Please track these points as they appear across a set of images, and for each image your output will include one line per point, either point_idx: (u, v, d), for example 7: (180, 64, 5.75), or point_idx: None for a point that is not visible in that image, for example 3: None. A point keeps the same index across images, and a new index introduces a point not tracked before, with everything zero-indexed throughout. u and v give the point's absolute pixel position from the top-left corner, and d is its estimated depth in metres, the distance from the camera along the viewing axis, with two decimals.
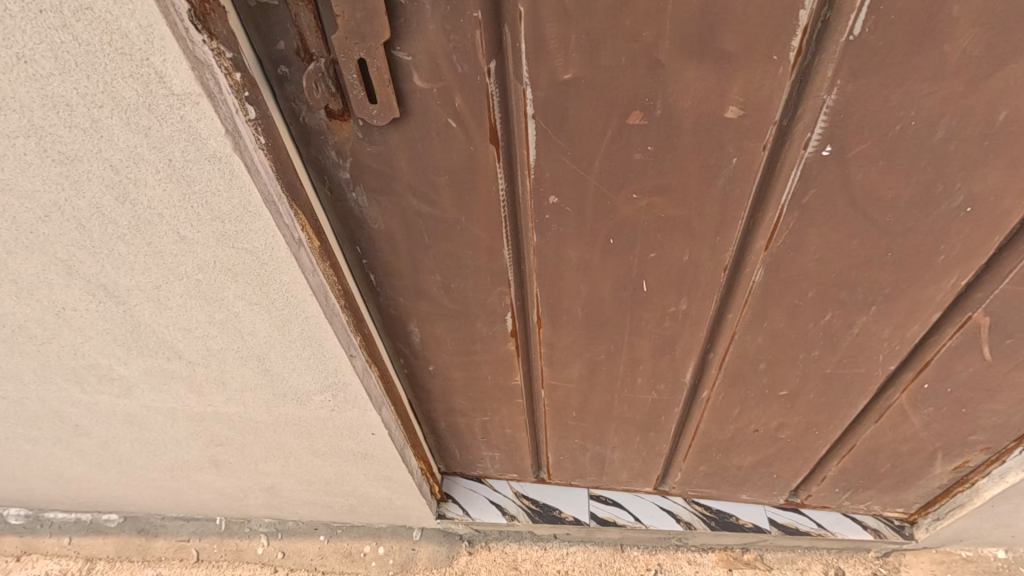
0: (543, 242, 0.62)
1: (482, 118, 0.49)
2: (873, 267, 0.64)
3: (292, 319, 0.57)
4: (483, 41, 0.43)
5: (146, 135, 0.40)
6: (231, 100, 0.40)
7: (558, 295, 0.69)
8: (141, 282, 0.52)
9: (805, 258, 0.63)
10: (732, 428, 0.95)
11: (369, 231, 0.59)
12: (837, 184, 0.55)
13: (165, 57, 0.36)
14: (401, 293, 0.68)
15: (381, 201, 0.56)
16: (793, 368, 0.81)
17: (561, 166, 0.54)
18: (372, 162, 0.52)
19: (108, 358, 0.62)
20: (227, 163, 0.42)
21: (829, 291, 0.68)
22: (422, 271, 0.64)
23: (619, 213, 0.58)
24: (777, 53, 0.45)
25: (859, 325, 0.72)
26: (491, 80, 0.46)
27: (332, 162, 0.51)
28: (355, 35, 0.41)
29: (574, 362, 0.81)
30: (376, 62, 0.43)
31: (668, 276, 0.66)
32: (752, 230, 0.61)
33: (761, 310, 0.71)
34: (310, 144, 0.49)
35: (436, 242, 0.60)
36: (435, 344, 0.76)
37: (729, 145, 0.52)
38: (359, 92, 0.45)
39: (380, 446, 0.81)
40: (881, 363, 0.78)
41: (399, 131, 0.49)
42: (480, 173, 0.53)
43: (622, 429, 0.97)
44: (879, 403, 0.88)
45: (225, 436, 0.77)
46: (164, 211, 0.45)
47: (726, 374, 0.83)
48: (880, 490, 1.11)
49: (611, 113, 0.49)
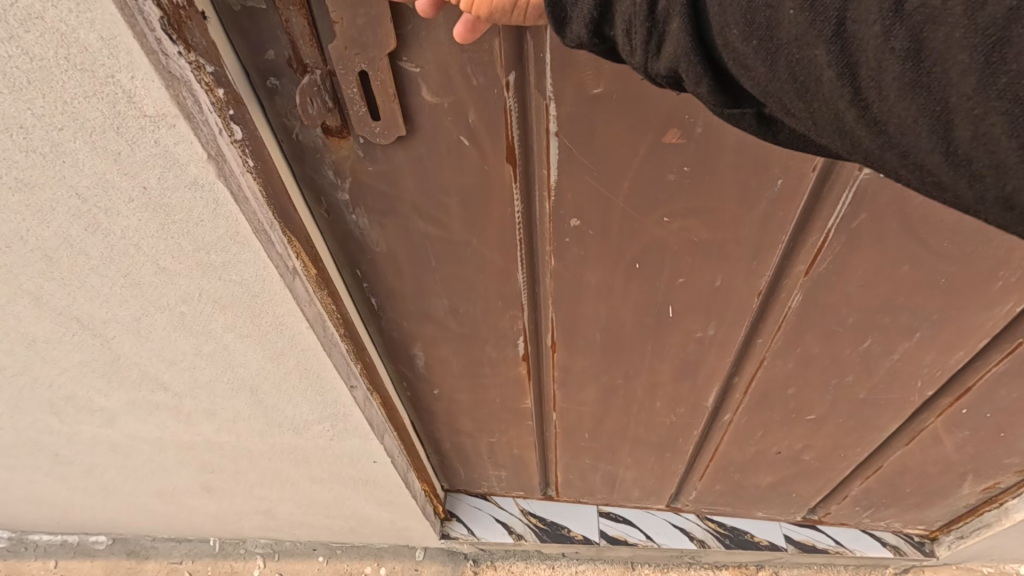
0: (562, 265, 0.58)
1: (497, 136, 0.45)
2: (923, 293, 0.59)
3: (287, 350, 0.54)
4: (501, 51, 0.40)
5: (116, 161, 0.37)
6: (213, 119, 0.37)
7: (576, 319, 0.65)
8: (120, 314, 0.49)
9: (848, 283, 0.58)
10: (753, 449, 0.91)
11: (370, 255, 0.56)
12: (893, 208, 0.50)
13: (134, 74, 0.33)
14: (406, 315, 0.65)
15: (384, 222, 0.53)
16: (824, 394, 0.75)
17: (583, 186, 0.50)
18: (375, 182, 0.49)
19: (88, 389, 0.60)
20: (209, 190, 0.39)
21: (872, 317, 0.62)
22: (429, 292, 0.61)
23: (645, 236, 0.54)
24: None
25: (902, 351, 0.66)
26: (509, 93, 0.42)
27: (328, 182, 0.48)
28: (356, 43, 0.37)
29: (588, 385, 0.77)
30: (379, 75, 0.40)
31: (695, 300, 0.62)
32: (790, 256, 0.56)
33: (794, 337, 0.66)
34: (303, 162, 0.46)
35: (445, 262, 0.57)
36: (441, 367, 0.73)
37: (777, 165, 0.47)
38: (360, 107, 0.42)
39: (381, 472, 0.79)
40: (918, 389, 0.72)
41: (405, 149, 0.46)
42: (495, 192, 0.49)
43: (637, 450, 0.93)
44: (909, 425, 0.82)
45: (214, 463, 0.75)
46: (141, 243, 0.43)
47: (750, 399, 0.78)
48: (902, 509, 1.05)
49: (645, 131, 0.45)
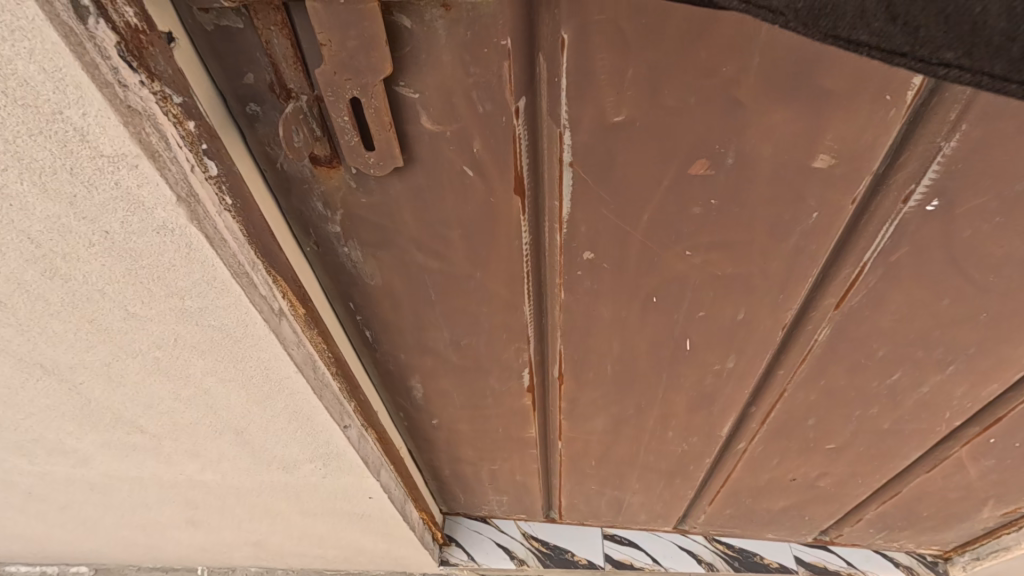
0: (572, 298, 0.55)
1: (506, 165, 0.42)
2: (959, 327, 0.54)
3: (275, 393, 0.53)
4: (512, 75, 0.36)
5: (71, 204, 0.35)
6: (184, 155, 0.34)
7: (586, 350, 0.62)
8: (89, 359, 0.48)
9: (879, 316, 0.54)
10: (767, 477, 0.86)
11: (363, 287, 0.54)
12: (936, 241, 0.46)
13: (84, 111, 0.30)
14: (405, 347, 0.62)
15: (379, 253, 0.50)
16: (846, 425, 0.71)
17: (599, 217, 0.46)
18: (369, 214, 0.46)
19: (58, 432, 0.58)
20: (182, 234, 0.38)
21: (902, 351, 0.58)
22: (428, 324, 0.58)
23: (663, 269, 0.51)
24: (889, 94, 0.36)
25: (932, 383, 0.62)
26: (518, 120, 0.39)
27: (317, 214, 0.46)
28: (349, 69, 0.34)
29: (596, 416, 0.74)
30: (373, 102, 0.36)
31: (715, 334, 0.58)
32: (818, 290, 0.52)
33: (818, 369, 0.62)
34: (290, 193, 0.44)
35: (448, 292, 0.54)
36: (441, 399, 0.71)
37: (811, 197, 0.43)
38: (352, 136, 0.38)
39: (377, 505, 0.77)
40: (946, 420, 0.68)
41: (403, 180, 0.43)
42: (502, 223, 0.46)
43: (644, 476, 0.89)
44: (935, 455, 0.76)
45: (198, 500, 0.73)
46: (106, 288, 0.41)
47: (767, 429, 0.74)
48: (917, 531, 1.00)
49: (669, 162, 0.42)
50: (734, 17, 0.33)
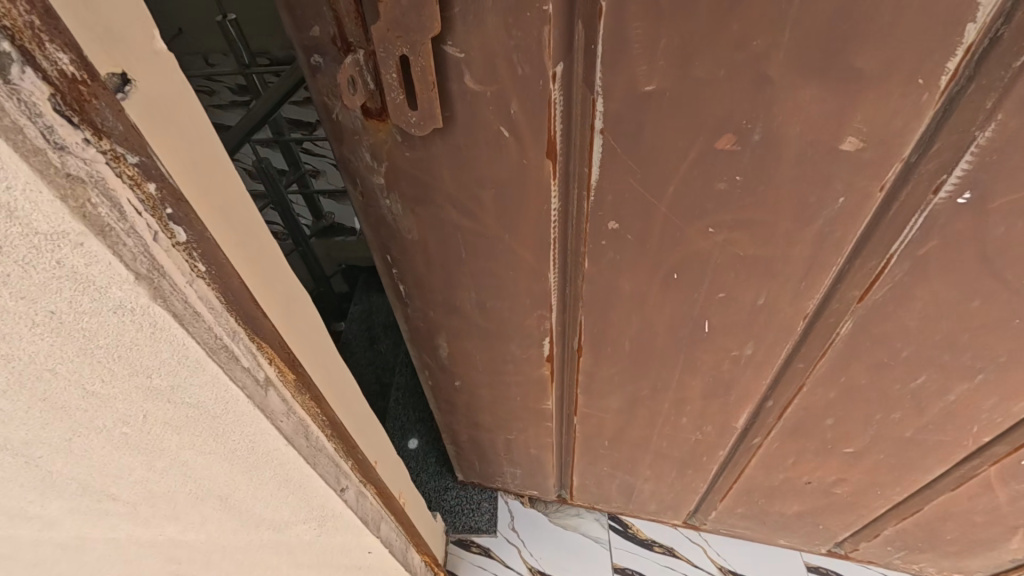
0: (595, 268, 0.57)
1: (540, 129, 0.45)
2: (989, 334, 0.52)
3: (262, 463, 0.54)
4: (552, 40, 0.39)
5: (6, 285, 0.31)
6: (144, 225, 0.32)
7: (605, 326, 0.65)
8: (45, 436, 0.45)
9: (905, 315, 0.52)
10: (781, 477, 0.86)
11: (401, 240, 0.60)
12: (967, 238, 0.44)
13: (8, 184, 0.27)
14: (434, 305, 0.69)
15: (416, 209, 0.55)
16: (865, 429, 0.69)
17: (626, 188, 0.48)
18: (411, 168, 0.51)
19: (19, 502, 0.55)
20: (144, 314, 0.36)
21: (927, 354, 0.56)
22: (458, 286, 0.64)
23: (687, 247, 0.52)
24: (922, 77, 0.36)
25: (959, 392, 0.59)
26: (554, 85, 0.42)
27: (366, 166, 0.52)
28: (399, 26, 0.38)
29: (613, 394, 0.77)
30: (420, 60, 0.41)
31: (734, 319, 0.58)
32: (841, 280, 0.51)
33: (839, 366, 0.61)
34: (343, 143, 0.51)
35: (478, 254, 0.59)
36: (465, 360, 0.78)
37: (837, 181, 0.43)
38: (398, 94, 0.43)
39: (378, 557, 0.84)
40: (973, 433, 0.65)
41: (444, 138, 0.47)
42: (531, 188, 0.50)
43: (657, 463, 0.93)
44: (961, 471, 0.73)
45: (182, 556, 0.73)
46: (57, 367, 0.38)
47: (784, 425, 0.73)
48: (938, 555, 0.96)
49: (696, 136, 0.42)
50: None
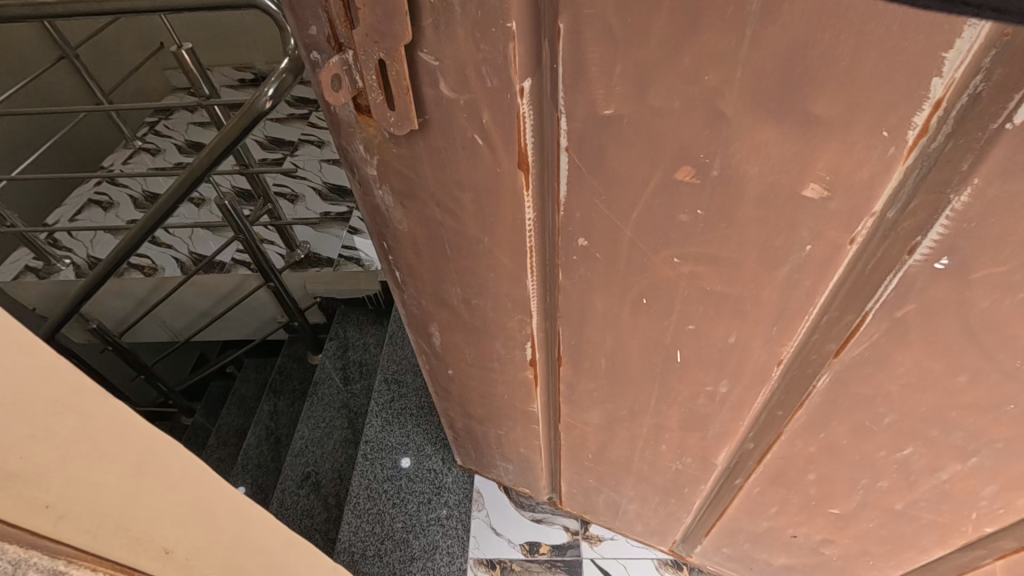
0: (570, 282, 0.57)
1: (511, 141, 0.46)
2: (982, 416, 0.46)
3: None
4: (517, 56, 0.39)
5: None
6: None
7: (581, 340, 0.65)
8: None
9: (886, 378, 0.48)
10: (766, 525, 0.82)
11: (394, 230, 0.63)
12: (948, 307, 0.40)
13: None
14: (426, 295, 0.72)
15: (405, 203, 0.58)
16: (851, 492, 0.65)
17: (593, 208, 0.48)
18: (398, 163, 0.54)
19: None
20: None
21: (912, 425, 0.51)
22: (445, 280, 0.67)
23: (654, 274, 0.51)
24: (887, 129, 0.33)
25: (951, 472, 0.54)
26: (523, 100, 0.42)
27: (361, 156, 0.56)
28: (376, 33, 0.41)
29: (593, 408, 0.77)
30: (396, 66, 0.43)
31: (706, 354, 0.56)
32: (816, 331, 0.49)
33: (819, 421, 0.57)
34: (340, 133, 0.54)
35: (460, 252, 0.61)
36: (456, 352, 0.81)
37: (803, 228, 0.41)
38: (379, 95, 0.47)
39: None
40: (972, 520, 0.59)
41: (424, 139, 0.49)
42: (505, 197, 0.51)
43: (640, 486, 0.91)
44: (962, 558, 0.66)
45: None
46: None
47: (764, 471, 0.70)
48: None
49: (656, 164, 0.41)
50: (713, 26, 0.32)
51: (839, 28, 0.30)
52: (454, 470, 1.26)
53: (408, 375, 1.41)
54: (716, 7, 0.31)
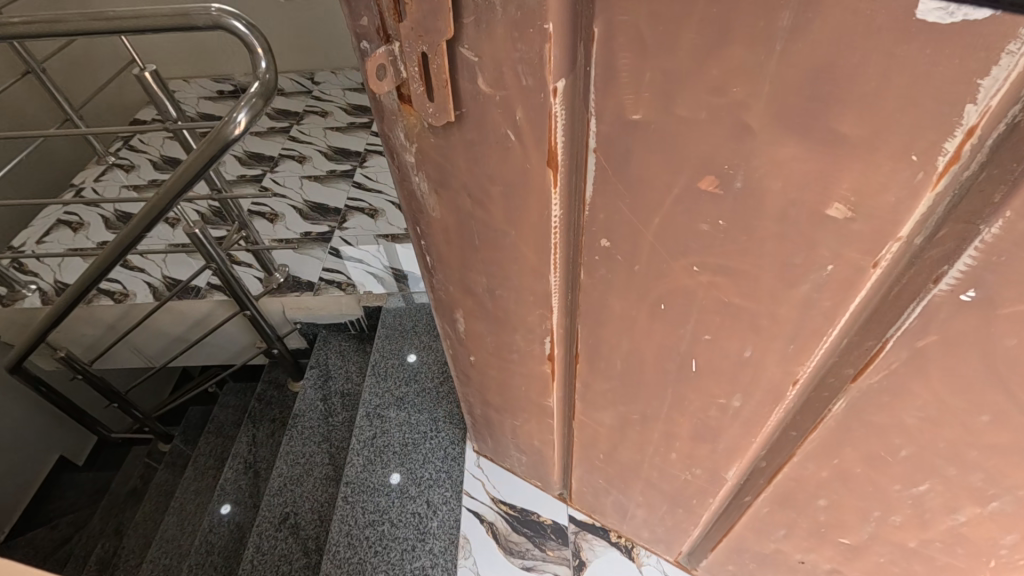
0: (590, 281, 0.58)
1: (541, 139, 0.47)
2: (1004, 460, 0.44)
3: None
4: (552, 57, 0.41)
5: None
6: None
7: (598, 339, 0.66)
8: None
9: (904, 408, 0.47)
10: (773, 547, 0.80)
11: (428, 217, 0.66)
12: (971, 341, 0.39)
13: None
14: (453, 281, 0.74)
15: (439, 191, 0.60)
16: (863, 523, 0.63)
17: (617, 210, 0.49)
18: (435, 152, 0.56)
19: None
20: None
21: (928, 460, 0.50)
22: (472, 269, 0.69)
23: (673, 281, 0.51)
24: (915, 154, 0.32)
25: (969, 515, 0.52)
26: (556, 99, 0.44)
27: (401, 143, 0.58)
28: (421, 28, 0.43)
29: (606, 409, 0.77)
30: (437, 59, 0.45)
31: (721, 366, 0.56)
32: (833, 353, 0.48)
33: (833, 445, 0.56)
34: (383, 120, 0.57)
35: (487, 243, 0.63)
36: (477, 340, 0.83)
37: (824, 247, 0.40)
38: (420, 86, 0.49)
39: None
40: (991, 569, 0.56)
41: (460, 131, 0.51)
42: (534, 192, 0.52)
43: (649, 492, 0.91)
44: None
45: None
46: None
47: (774, 491, 0.69)
48: None
49: (679, 171, 0.42)
50: (741, 39, 0.32)
51: (869, 49, 0.29)
52: (440, 513, 1.20)
53: (391, 409, 1.40)
54: (746, 22, 0.32)
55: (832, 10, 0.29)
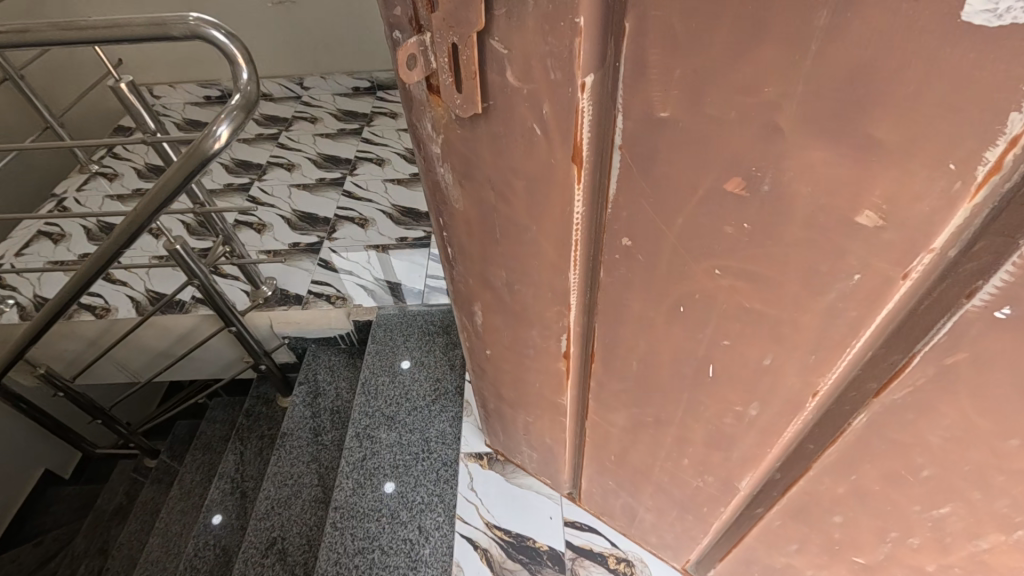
0: (610, 280, 0.58)
1: (567, 134, 0.46)
2: None
3: None
4: (582, 52, 0.40)
5: None
6: None
7: (615, 339, 0.65)
8: None
9: (929, 427, 0.45)
10: (784, 561, 0.79)
11: (451, 208, 0.66)
12: (1003, 361, 0.37)
13: None
14: (472, 273, 0.75)
15: (463, 182, 0.61)
16: (879, 543, 0.61)
17: (640, 209, 0.48)
18: (461, 143, 0.56)
19: None
20: None
21: (951, 482, 0.48)
22: (492, 262, 0.69)
23: (694, 283, 0.50)
24: (954, 162, 0.31)
25: (992, 543, 0.50)
26: (584, 95, 0.43)
27: (428, 133, 0.59)
28: (452, 19, 0.43)
29: (619, 410, 0.77)
30: (467, 51, 0.45)
31: (739, 373, 0.55)
32: (856, 365, 0.47)
33: (851, 460, 0.54)
34: (412, 109, 0.57)
35: (508, 237, 0.63)
36: (494, 333, 0.83)
37: (851, 256, 0.39)
38: (449, 78, 0.49)
39: None
40: None
41: (486, 123, 0.51)
42: (558, 187, 0.52)
43: (659, 497, 0.90)
44: None
45: None
46: None
47: (787, 504, 0.67)
48: None
49: (706, 171, 0.41)
50: (777, 38, 0.32)
51: (910, 51, 0.28)
52: (431, 540, 1.18)
53: (381, 429, 1.39)
54: (781, 20, 0.31)
55: (871, 11, 0.28)
